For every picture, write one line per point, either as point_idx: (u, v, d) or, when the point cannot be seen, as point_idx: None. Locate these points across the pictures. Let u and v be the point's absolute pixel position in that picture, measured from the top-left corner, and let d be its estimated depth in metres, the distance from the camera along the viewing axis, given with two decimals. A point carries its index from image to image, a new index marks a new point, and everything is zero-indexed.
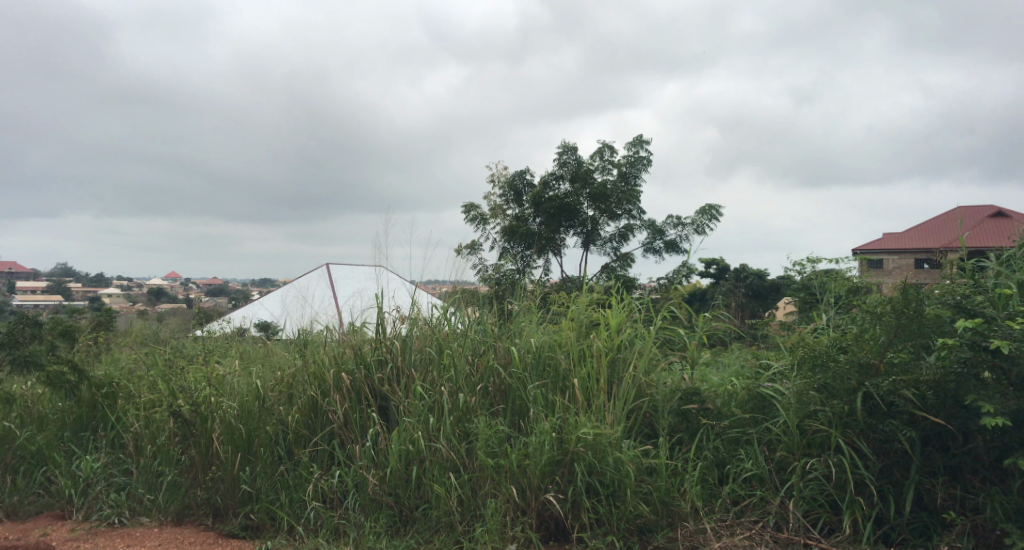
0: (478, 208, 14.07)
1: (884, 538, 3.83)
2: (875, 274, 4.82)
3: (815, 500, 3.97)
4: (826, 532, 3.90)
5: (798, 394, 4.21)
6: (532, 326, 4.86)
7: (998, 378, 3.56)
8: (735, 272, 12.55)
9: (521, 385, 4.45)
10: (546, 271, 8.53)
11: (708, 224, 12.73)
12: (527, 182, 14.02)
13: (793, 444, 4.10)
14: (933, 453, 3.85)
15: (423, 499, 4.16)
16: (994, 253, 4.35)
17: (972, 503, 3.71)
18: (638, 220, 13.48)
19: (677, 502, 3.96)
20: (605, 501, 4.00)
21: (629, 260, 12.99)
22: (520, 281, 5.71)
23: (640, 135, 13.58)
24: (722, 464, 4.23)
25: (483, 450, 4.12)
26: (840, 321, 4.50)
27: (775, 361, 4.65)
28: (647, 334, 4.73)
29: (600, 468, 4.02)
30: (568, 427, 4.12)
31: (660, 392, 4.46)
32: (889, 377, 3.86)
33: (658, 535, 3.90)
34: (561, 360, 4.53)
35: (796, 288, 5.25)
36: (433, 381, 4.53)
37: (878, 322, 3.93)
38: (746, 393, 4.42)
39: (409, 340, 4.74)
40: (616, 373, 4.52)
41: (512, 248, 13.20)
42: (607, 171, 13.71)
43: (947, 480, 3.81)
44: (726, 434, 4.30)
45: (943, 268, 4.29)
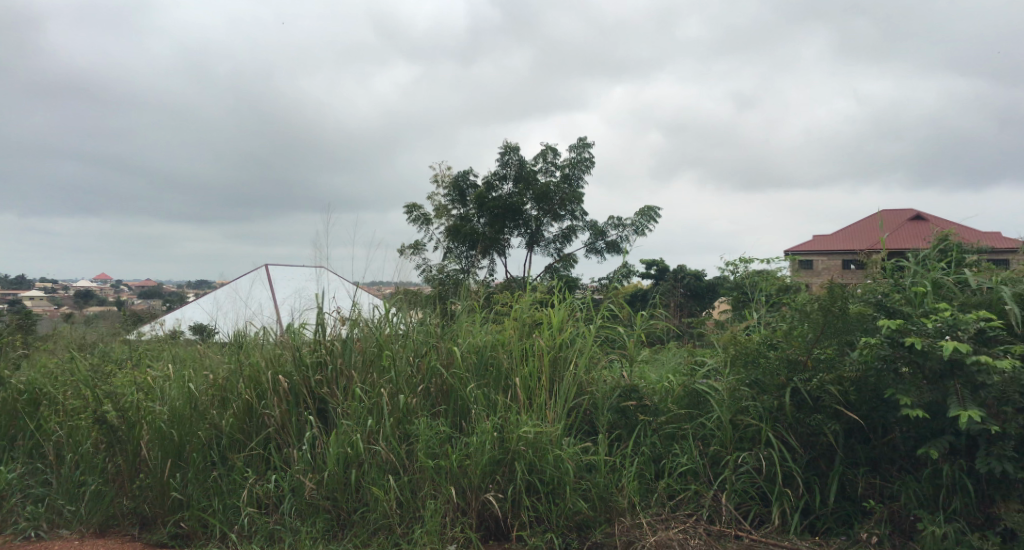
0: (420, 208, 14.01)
1: (810, 527, 3.97)
2: (805, 274, 5.06)
3: (747, 492, 4.10)
4: (757, 524, 4.03)
5: (731, 391, 4.39)
6: (475, 327, 4.91)
7: (914, 372, 3.71)
8: (674, 272, 12.84)
9: (462, 385, 4.48)
10: (491, 272, 8.59)
11: (648, 225, 13.00)
12: (470, 182, 13.99)
13: (726, 439, 4.25)
14: (856, 445, 4.01)
15: (362, 502, 4.11)
16: (911, 252, 4.62)
17: (890, 491, 3.86)
18: (581, 221, 13.64)
19: (615, 498, 4.02)
20: (545, 498, 4.04)
21: (572, 261, 13.11)
22: (464, 281, 5.72)
23: (582, 139, 13.78)
24: (659, 459, 4.36)
25: (424, 451, 4.12)
26: (771, 319, 4.70)
27: (709, 358, 4.83)
28: (588, 332, 4.82)
29: (540, 467, 4.07)
30: (510, 426, 4.16)
31: (599, 390, 4.59)
32: (816, 374, 4.04)
33: (596, 530, 3.95)
34: (504, 359, 4.57)
35: (729, 287, 5.57)
36: (373, 382, 4.49)
37: (806, 320, 4.11)
38: (681, 390, 4.60)
39: (349, 341, 4.65)
40: (558, 371, 4.59)
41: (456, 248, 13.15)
42: (550, 173, 13.83)
43: (867, 470, 3.96)
44: (664, 429, 4.45)
45: (867, 267, 4.52)
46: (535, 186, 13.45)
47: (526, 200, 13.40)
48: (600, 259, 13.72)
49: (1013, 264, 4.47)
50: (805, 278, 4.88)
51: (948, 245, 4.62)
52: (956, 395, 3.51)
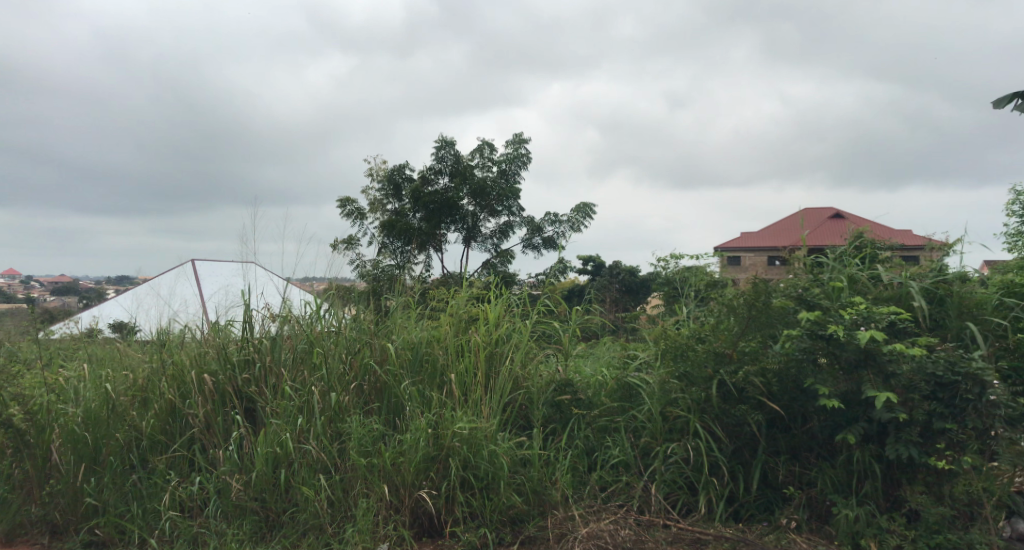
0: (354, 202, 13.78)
1: (734, 515, 4.12)
2: (731, 270, 5.21)
3: (676, 482, 4.21)
4: (684, 512, 4.14)
5: (662, 383, 4.49)
6: (409, 323, 4.86)
7: (830, 363, 3.89)
8: (610, 268, 13.06)
9: (396, 382, 4.44)
10: (428, 268, 8.54)
11: (585, 221, 13.17)
12: (406, 177, 13.85)
13: (656, 431, 4.36)
14: (777, 434, 4.18)
15: (292, 502, 4.01)
16: (829, 248, 4.83)
17: (808, 478, 4.03)
18: (518, 217, 13.70)
19: (548, 492, 4.07)
20: (479, 494, 4.04)
21: (509, 256, 13.15)
22: (399, 277, 5.64)
23: (519, 134, 13.83)
24: (592, 452, 4.45)
25: (356, 450, 4.05)
26: (699, 314, 4.84)
27: (641, 352, 4.95)
28: (524, 327, 4.85)
29: (474, 462, 4.07)
30: (444, 422, 4.15)
31: (535, 385, 4.61)
32: (741, 365, 4.17)
33: (529, 524, 3.98)
34: (439, 356, 4.56)
35: (661, 282, 5.69)
36: (304, 380, 4.39)
37: (731, 314, 4.27)
38: (614, 383, 4.71)
39: (279, 339, 4.54)
40: (493, 366, 4.60)
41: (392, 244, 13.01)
42: (487, 168, 13.82)
43: (787, 458, 4.13)
44: (597, 423, 4.53)
45: (790, 263, 4.71)
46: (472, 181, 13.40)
47: (463, 195, 13.35)
48: (537, 254, 13.81)
49: (920, 261, 4.74)
50: (732, 274, 5.03)
51: (862, 243, 4.87)
52: (868, 384, 3.68)
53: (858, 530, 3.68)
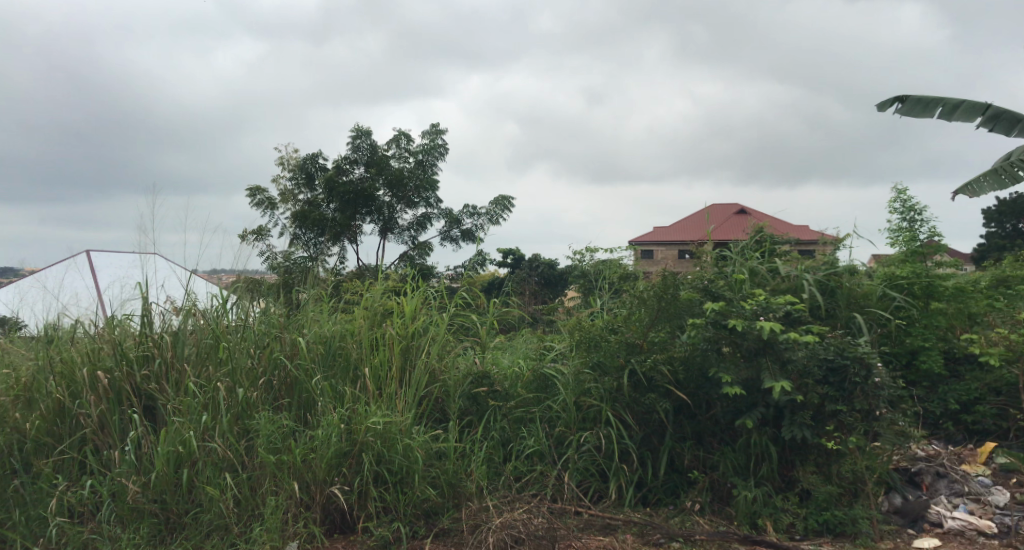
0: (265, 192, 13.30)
1: (642, 499, 4.27)
2: (644, 263, 5.38)
3: (588, 469, 4.30)
4: (596, 499, 4.26)
5: (576, 374, 4.58)
6: (322, 316, 4.74)
7: (733, 352, 4.05)
8: (528, 261, 13.20)
9: (307, 377, 4.32)
10: (342, 260, 8.35)
11: (503, 214, 13.23)
12: (319, 166, 13.48)
13: (570, 420, 4.44)
14: (684, 421, 4.35)
15: (195, 503, 3.82)
16: (733, 242, 5.06)
17: (711, 462, 4.21)
18: (435, 208, 13.62)
19: (463, 483, 4.06)
20: (393, 488, 3.99)
21: (427, 249, 13.06)
22: (312, 269, 5.48)
23: (435, 125, 13.73)
24: (507, 443, 4.46)
25: (265, 446, 3.91)
26: (612, 305, 4.97)
27: (557, 343, 5.04)
28: (441, 320, 4.79)
29: (388, 457, 4.01)
30: (358, 417, 4.06)
31: (451, 378, 4.60)
32: (650, 355, 4.32)
33: (443, 517, 3.97)
34: (353, 349, 4.48)
35: (576, 275, 5.79)
36: (209, 376, 4.20)
37: (642, 305, 4.41)
38: (530, 375, 4.77)
39: (181, 333, 4.33)
40: (409, 360, 4.54)
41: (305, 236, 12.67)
42: (403, 158, 13.65)
43: (693, 443, 4.30)
44: (513, 414, 4.56)
45: (696, 257, 4.90)
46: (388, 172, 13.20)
47: (379, 186, 13.14)
48: (455, 247, 13.77)
49: (815, 255, 5.04)
50: (644, 267, 5.18)
51: (763, 237, 5.11)
52: (767, 371, 3.88)
53: (756, 511, 3.88)
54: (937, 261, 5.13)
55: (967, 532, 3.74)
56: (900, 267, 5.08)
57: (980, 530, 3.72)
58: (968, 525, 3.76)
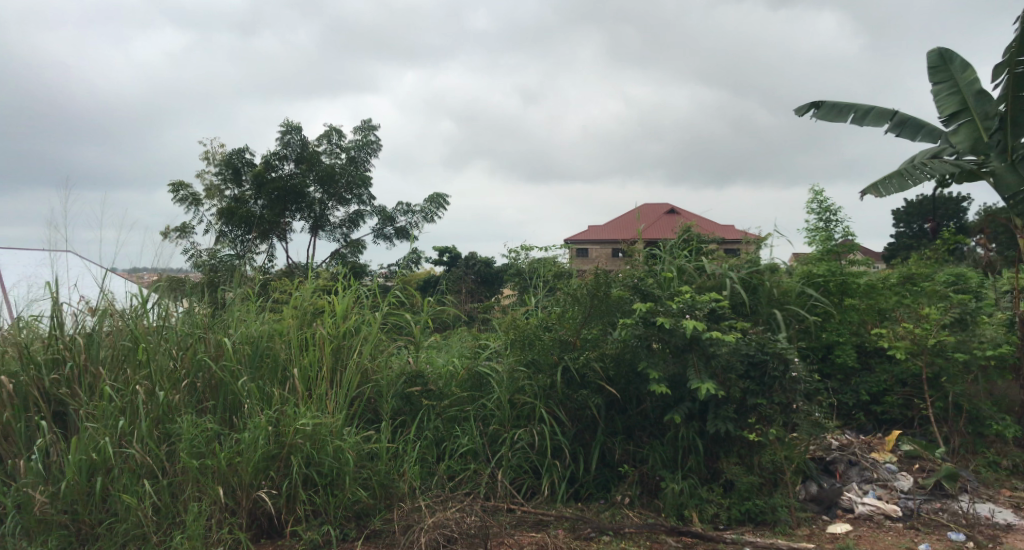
0: (189, 187, 12.81)
1: (574, 494, 4.34)
2: (578, 262, 5.45)
3: (522, 466, 4.33)
4: (529, 495, 4.29)
5: (510, 372, 4.57)
6: (249, 316, 4.59)
7: (662, 348, 4.15)
8: (465, 259, 13.20)
9: (233, 378, 4.16)
10: (271, 258, 8.12)
11: (437, 212, 13.16)
12: (247, 161, 13.08)
13: (505, 417, 4.44)
14: (615, 416, 4.43)
15: (109, 513, 3.64)
16: (662, 241, 5.21)
17: (641, 455, 4.30)
18: (368, 205, 13.43)
19: (395, 484, 4.03)
20: (323, 491, 3.92)
21: (360, 246, 12.86)
22: (239, 267, 5.30)
23: (368, 121, 13.53)
24: (441, 442, 4.44)
25: (186, 451, 3.74)
26: (547, 303, 5.01)
27: (492, 342, 5.05)
28: (374, 320, 4.71)
29: (319, 459, 3.94)
30: (286, 419, 3.94)
31: (384, 378, 4.53)
32: (583, 352, 4.38)
33: (374, 518, 3.92)
34: (281, 350, 4.36)
35: (512, 273, 5.81)
36: (126, 379, 4.02)
37: (576, 304, 4.46)
38: (465, 373, 4.76)
39: (96, 335, 4.14)
40: (340, 360, 4.46)
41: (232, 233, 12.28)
42: (335, 154, 13.40)
43: (624, 438, 4.39)
44: (447, 413, 4.53)
45: (627, 256, 5.00)
46: (319, 168, 12.93)
47: (309, 181, 12.85)
48: (390, 245, 13.61)
49: (739, 253, 5.22)
50: (577, 265, 5.25)
51: (690, 236, 5.30)
52: (693, 367, 3.99)
53: (682, 502, 3.99)
54: (850, 260, 5.38)
55: (875, 516, 3.98)
56: (817, 265, 5.30)
57: (887, 515, 3.97)
58: (877, 510, 4.00)
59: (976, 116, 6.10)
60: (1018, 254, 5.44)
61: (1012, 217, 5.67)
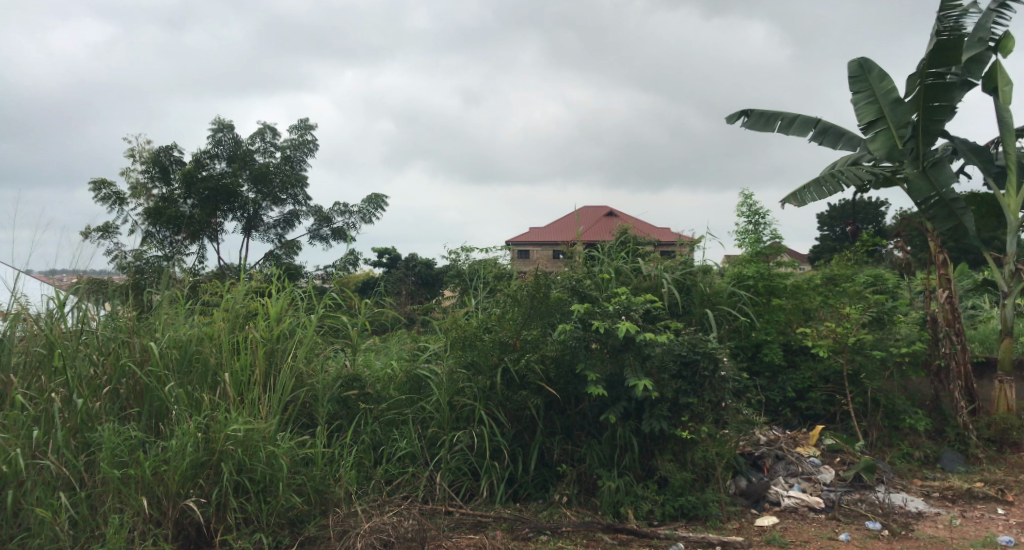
0: (112, 185, 12.25)
1: (513, 495, 4.35)
2: (518, 263, 5.49)
3: (460, 469, 4.30)
4: (467, 497, 4.28)
5: (449, 374, 4.52)
6: (177, 319, 4.41)
7: (600, 348, 4.21)
8: (405, 261, 13.10)
9: (161, 384, 3.99)
10: (202, 259, 7.84)
11: (376, 213, 12.99)
12: (176, 159, 12.60)
13: (444, 420, 4.39)
14: (554, 416, 4.46)
15: (23, 527, 3.46)
16: (600, 243, 5.31)
17: (579, 455, 4.35)
18: (304, 206, 13.14)
19: (331, 490, 3.95)
20: (255, 498, 3.78)
21: (295, 248, 12.57)
22: (166, 269, 5.10)
23: (304, 120, 13.24)
24: (378, 446, 4.38)
25: (108, 461, 3.58)
26: (487, 305, 5.02)
27: (431, 344, 5.01)
28: (309, 323, 4.60)
29: (250, 465, 3.78)
30: (217, 425, 3.78)
31: (320, 381, 4.44)
32: (523, 353, 4.40)
33: (309, 524, 3.84)
34: (211, 355, 4.17)
35: (452, 275, 5.78)
36: (42, 387, 3.82)
37: (516, 305, 4.47)
38: (403, 376, 4.71)
39: (8, 342, 3.93)
40: (274, 364, 4.34)
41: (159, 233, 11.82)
42: (270, 153, 13.06)
43: (562, 438, 4.43)
44: (384, 416, 4.48)
45: (566, 258, 5.05)
46: (252, 167, 12.58)
47: (242, 181, 12.48)
48: (327, 246, 13.35)
49: (674, 255, 5.35)
50: (517, 266, 5.32)
51: (627, 238, 5.40)
52: (630, 367, 4.05)
53: (618, 500, 4.05)
54: (777, 261, 5.59)
55: (800, 508, 4.15)
56: (747, 266, 5.49)
57: (810, 506, 4.14)
58: (801, 502, 4.17)
59: (891, 123, 6.19)
60: (930, 256, 5.75)
61: (924, 221, 6.09)
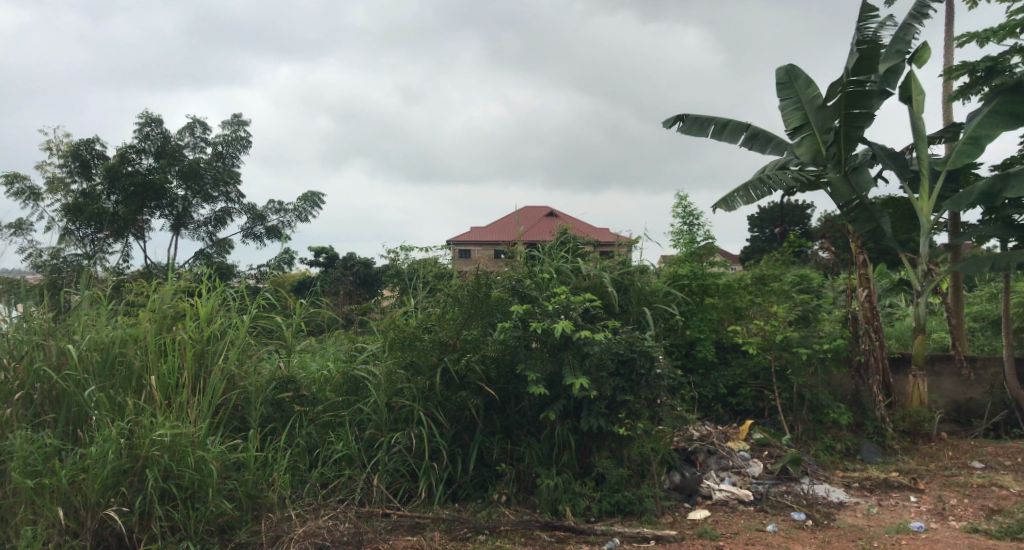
0: (27, 179, 11.59)
1: (452, 495, 4.33)
2: (458, 262, 5.48)
3: (398, 470, 4.25)
4: (405, 499, 4.24)
5: (388, 374, 4.49)
6: (98, 320, 4.20)
7: (540, 347, 4.23)
8: (344, 260, 12.96)
9: (80, 388, 3.80)
10: (125, 258, 7.51)
11: (312, 212, 12.72)
12: (98, 153, 12.03)
13: (382, 421, 4.33)
14: (494, 416, 4.46)
15: None
16: (540, 243, 5.35)
17: (518, 454, 4.36)
18: (237, 204, 12.75)
19: (264, 494, 3.82)
20: (182, 505, 3.61)
21: (227, 246, 12.18)
22: (86, 268, 4.85)
23: (237, 115, 12.86)
24: (314, 449, 4.29)
25: (20, 470, 3.40)
26: (426, 304, 4.98)
27: (369, 345, 4.94)
28: (241, 324, 4.45)
29: (177, 471, 3.61)
30: (141, 430, 3.61)
31: (253, 383, 4.29)
32: (464, 353, 4.38)
33: (240, 531, 3.70)
34: (136, 357, 3.99)
35: (391, 275, 5.72)
36: None
37: (456, 305, 4.45)
38: (340, 377, 4.62)
39: None
40: (205, 367, 4.16)
41: (79, 231, 11.25)
42: (200, 149, 12.62)
43: (501, 437, 4.43)
44: (320, 418, 4.39)
45: (507, 258, 5.06)
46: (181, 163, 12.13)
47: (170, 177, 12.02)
48: (261, 245, 13.00)
49: (613, 255, 5.44)
50: (458, 266, 5.31)
51: (566, 238, 5.46)
52: (569, 365, 4.09)
53: (556, 497, 4.09)
54: (711, 261, 5.74)
55: (730, 501, 4.28)
56: (681, 266, 5.64)
57: (740, 499, 4.28)
58: (731, 496, 4.30)
59: (816, 128, 6.47)
60: (850, 257, 6.01)
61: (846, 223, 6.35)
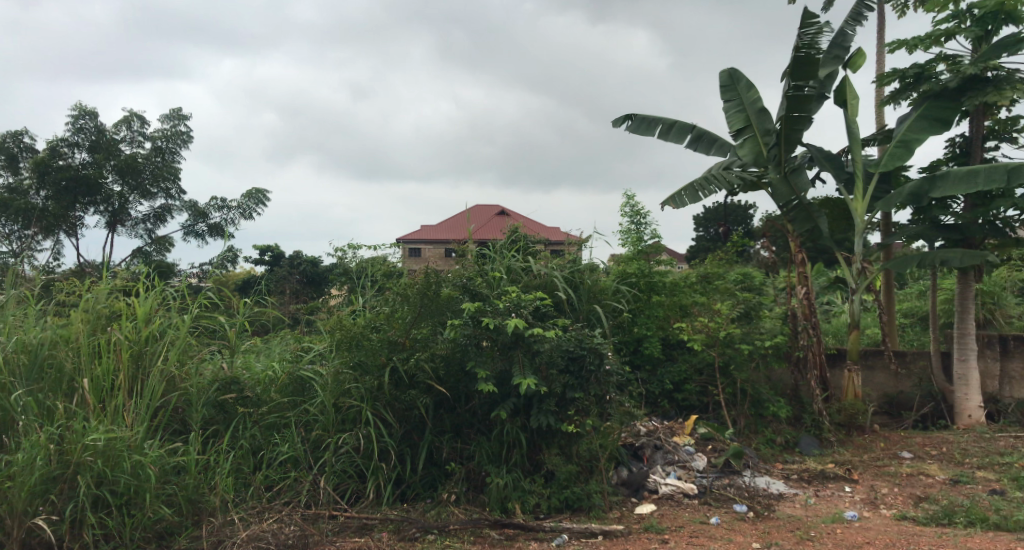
0: None
1: (401, 495, 4.29)
2: (407, 261, 5.42)
3: (346, 471, 4.19)
4: (353, 500, 4.19)
5: (335, 374, 4.41)
6: (26, 321, 4.00)
7: (490, 346, 4.23)
8: (290, 258, 12.70)
9: (5, 392, 3.63)
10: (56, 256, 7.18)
11: (257, 209, 12.40)
12: (27, 146, 11.47)
13: (329, 422, 4.26)
14: (443, 415, 4.44)
15: None
16: (491, 241, 5.35)
17: (467, 452, 4.35)
18: (177, 200, 12.34)
19: (205, 499, 3.71)
20: (117, 512, 3.47)
21: (167, 244, 11.77)
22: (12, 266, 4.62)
23: (178, 109, 12.45)
24: (258, 451, 4.19)
25: None
26: (375, 303, 4.91)
27: (316, 345, 4.85)
28: (182, 323, 4.29)
29: (112, 477, 3.47)
30: (73, 435, 3.46)
31: (194, 385, 4.15)
32: (412, 352, 4.34)
33: (180, 537, 3.57)
34: (67, 359, 3.83)
35: (339, 274, 5.62)
36: None
37: (405, 303, 4.41)
38: (286, 378, 4.52)
39: None
40: (142, 368, 4.01)
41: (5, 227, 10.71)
42: (138, 143, 12.16)
43: (451, 436, 4.41)
44: (264, 420, 4.29)
45: (457, 256, 5.04)
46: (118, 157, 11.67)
47: (105, 172, 11.55)
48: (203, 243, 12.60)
49: (563, 253, 5.48)
50: (407, 264, 5.25)
51: (517, 236, 5.47)
52: (518, 363, 4.10)
53: (506, 495, 4.09)
54: (658, 260, 5.84)
55: (675, 495, 4.37)
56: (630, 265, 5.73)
57: (685, 493, 4.37)
58: (677, 490, 4.39)
59: (756, 128, 6.68)
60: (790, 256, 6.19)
61: (784, 222, 6.59)
